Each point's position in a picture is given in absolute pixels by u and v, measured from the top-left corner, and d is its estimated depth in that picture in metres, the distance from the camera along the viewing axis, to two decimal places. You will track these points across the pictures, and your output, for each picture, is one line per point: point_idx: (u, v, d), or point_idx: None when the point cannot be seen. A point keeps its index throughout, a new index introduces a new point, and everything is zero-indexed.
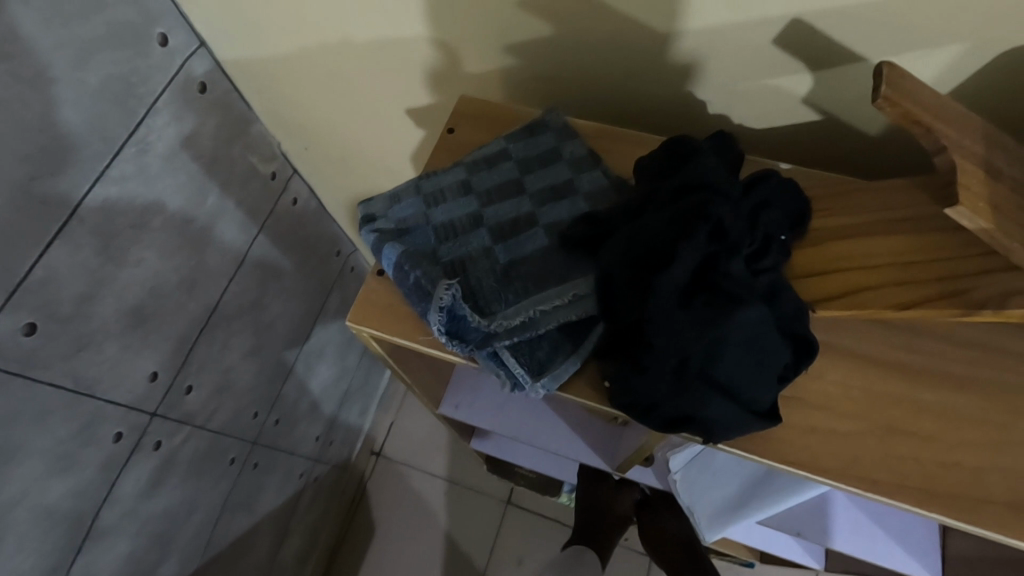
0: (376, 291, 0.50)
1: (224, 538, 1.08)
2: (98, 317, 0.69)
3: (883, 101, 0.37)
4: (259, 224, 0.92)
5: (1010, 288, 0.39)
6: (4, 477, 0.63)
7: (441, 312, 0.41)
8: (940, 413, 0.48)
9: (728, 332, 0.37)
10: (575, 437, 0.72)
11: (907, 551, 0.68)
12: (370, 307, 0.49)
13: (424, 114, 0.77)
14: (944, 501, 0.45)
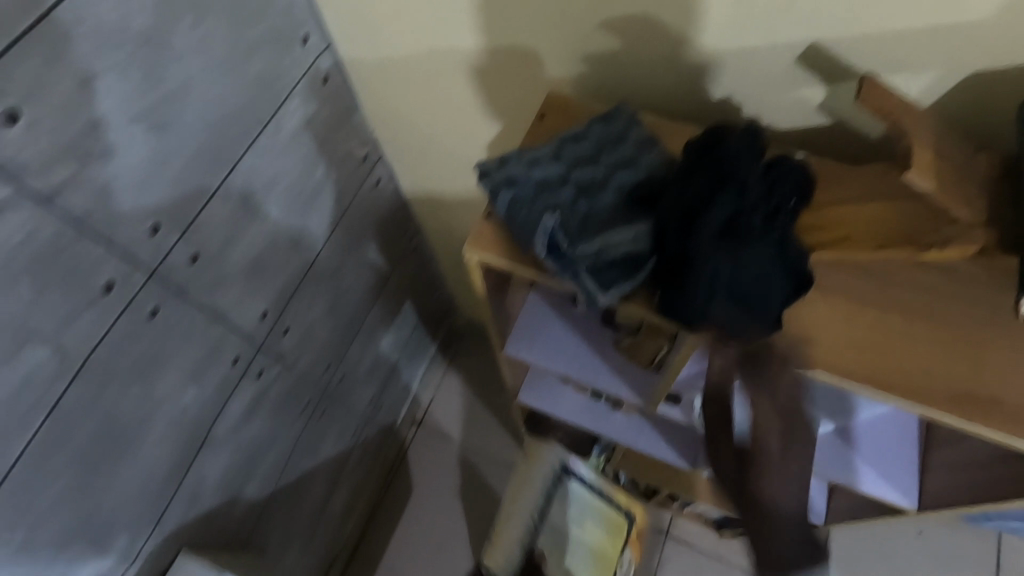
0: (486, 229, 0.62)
1: (295, 475, 1.20)
2: (235, 257, 0.84)
3: (865, 97, 0.57)
4: (349, 197, 1.08)
5: (948, 237, 0.60)
6: (157, 375, 0.77)
7: (546, 235, 0.55)
8: (901, 333, 0.60)
9: (746, 262, 0.51)
10: (617, 377, 0.80)
11: (890, 484, 0.79)
12: (481, 241, 0.61)
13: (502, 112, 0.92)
14: (896, 393, 0.58)
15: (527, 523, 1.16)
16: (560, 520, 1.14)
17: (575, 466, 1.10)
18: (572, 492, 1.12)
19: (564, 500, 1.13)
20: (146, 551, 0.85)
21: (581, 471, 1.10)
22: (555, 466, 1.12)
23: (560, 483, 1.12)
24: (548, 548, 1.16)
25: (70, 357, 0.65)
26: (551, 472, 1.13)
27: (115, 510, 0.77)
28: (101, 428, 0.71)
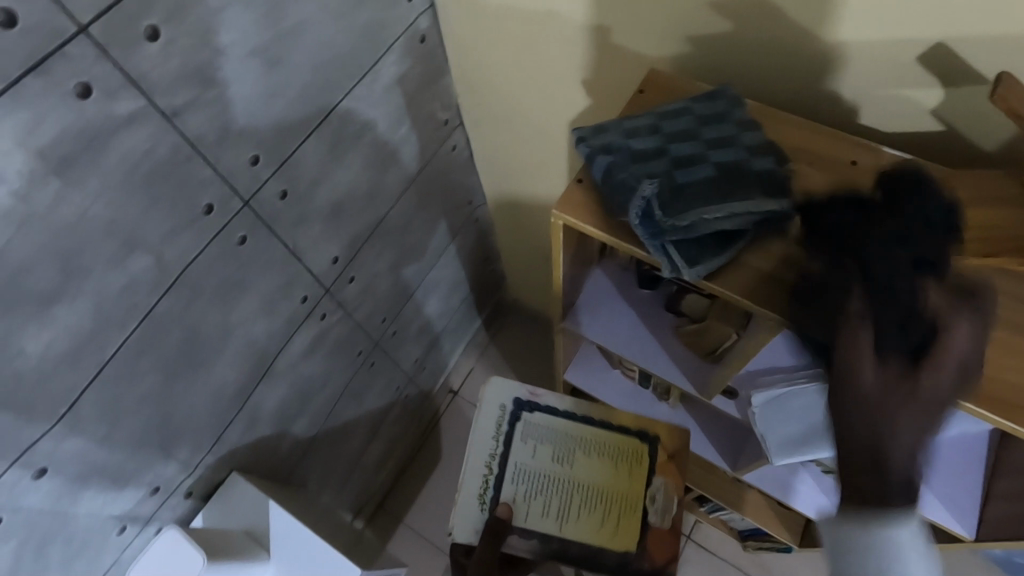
0: (576, 191, 0.59)
1: (338, 421, 1.24)
2: (318, 200, 0.88)
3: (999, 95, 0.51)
4: (426, 159, 1.10)
5: None
6: (235, 300, 0.82)
7: (641, 200, 0.52)
8: (986, 340, 0.55)
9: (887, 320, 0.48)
10: (672, 363, 0.79)
11: (947, 510, 0.78)
12: (567, 201, 0.59)
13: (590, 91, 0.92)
14: (982, 399, 0.53)
15: (484, 476, 0.96)
16: (521, 467, 0.96)
17: (536, 394, 0.99)
18: (534, 427, 0.98)
19: (523, 441, 0.97)
20: (203, 465, 0.89)
21: (544, 399, 0.99)
22: (506, 402, 0.99)
23: (515, 418, 0.98)
24: (515, 500, 0.95)
25: (166, 267, 0.69)
26: (503, 411, 0.98)
27: (183, 420, 0.82)
28: (181, 341, 0.75)
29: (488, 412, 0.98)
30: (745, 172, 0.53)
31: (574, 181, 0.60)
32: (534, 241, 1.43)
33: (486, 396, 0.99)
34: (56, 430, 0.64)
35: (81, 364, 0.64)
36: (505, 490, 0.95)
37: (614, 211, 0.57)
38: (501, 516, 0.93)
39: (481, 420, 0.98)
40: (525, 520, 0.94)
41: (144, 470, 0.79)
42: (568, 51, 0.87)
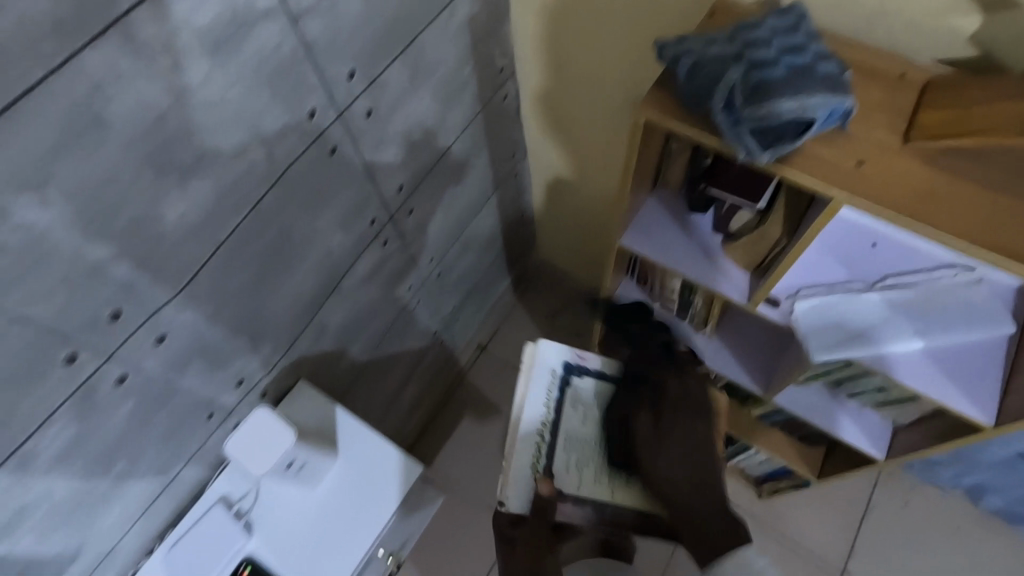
0: (660, 91, 0.67)
1: (385, 354, 1.31)
2: (393, 124, 0.95)
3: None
4: (481, 104, 1.16)
5: None
6: (322, 208, 0.88)
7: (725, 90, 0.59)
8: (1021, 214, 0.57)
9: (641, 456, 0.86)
10: (719, 275, 0.89)
11: (965, 398, 0.78)
12: (654, 98, 0.66)
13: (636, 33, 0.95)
14: (1010, 257, 0.55)
15: (536, 446, 0.89)
16: (577, 431, 0.92)
17: (583, 354, 0.95)
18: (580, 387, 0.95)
19: (574, 406, 0.93)
20: (278, 367, 0.97)
21: (590, 362, 0.95)
22: (555, 365, 0.94)
23: (565, 384, 0.94)
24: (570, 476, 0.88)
25: (275, 164, 0.76)
26: (551, 374, 0.93)
27: (269, 318, 0.89)
28: (277, 238, 0.83)
29: (535, 379, 0.92)
30: (816, 73, 0.60)
31: (657, 84, 0.67)
32: (565, 201, 1.49)
33: (529, 357, 0.93)
34: (177, 299, 0.72)
35: (203, 239, 0.71)
36: (557, 462, 0.89)
37: (695, 106, 0.64)
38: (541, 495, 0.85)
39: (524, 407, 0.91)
40: (579, 491, 0.87)
41: (234, 359, 0.86)
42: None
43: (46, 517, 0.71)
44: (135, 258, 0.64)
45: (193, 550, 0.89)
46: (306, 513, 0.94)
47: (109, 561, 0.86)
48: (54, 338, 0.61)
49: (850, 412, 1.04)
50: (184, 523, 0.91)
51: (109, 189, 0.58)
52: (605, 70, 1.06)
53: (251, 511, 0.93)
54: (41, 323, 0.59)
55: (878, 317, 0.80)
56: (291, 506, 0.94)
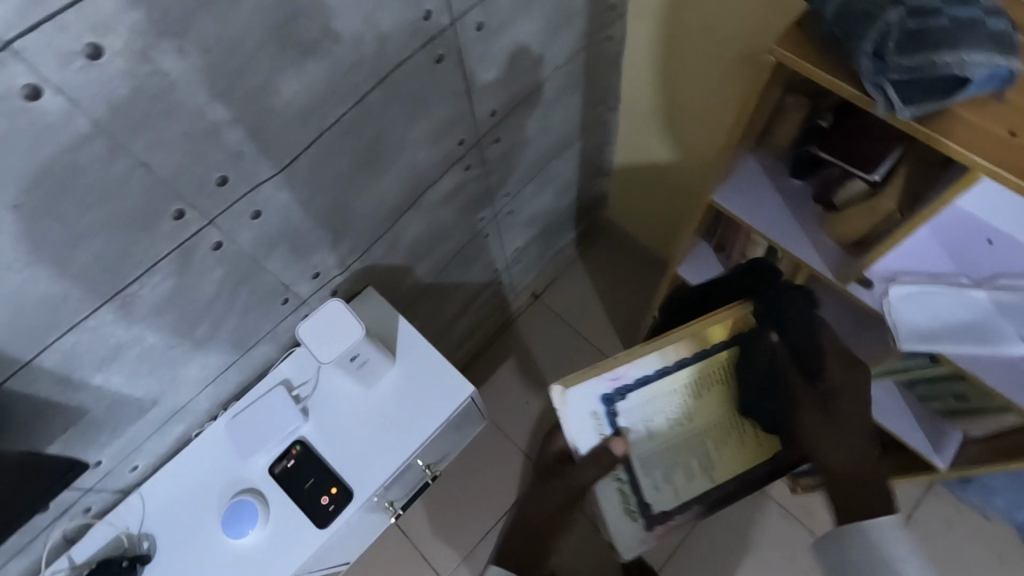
0: (799, 31, 0.64)
1: (447, 280, 1.32)
2: (499, 43, 0.93)
3: None
4: (587, 40, 1.12)
5: None
6: (417, 119, 0.88)
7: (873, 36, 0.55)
8: None
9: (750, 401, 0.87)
10: (813, 250, 0.85)
11: None
12: (790, 38, 0.63)
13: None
14: None
15: (619, 488, 0.96)
16: (649, 451, 0.88)
17: (620, 379, 0.81)
18: (631, 413, 0.84)
19: (635, 429, 0.85)
20: (351, 268, 1.00)
21: (630, 379, 0.82)
22: (598, 409, 0.83)
23: (612, 414, 0.84)
24: (661, 492, 0.90)
25: (385, 60, 0.76)
26: (595, 421, 0.83)
27: (351, 216, 0.91)
28: (374, 137, 0.83)
29: (580, 430, 0.83)
30: (987, 26, 0.54)
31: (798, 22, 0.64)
32: (650, 158, 1.43)
33: (563, 414, 0.82)
34: (277, 177, 0.74)
35: (308, 124, 0.73)
36: (641, 484, 0.90)
37: (836, 51, 0.61)
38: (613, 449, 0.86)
39: (582, 446, 0.85)
40: (679, 498, 0.90)
41: (315, 251, 0.90)
42: None
43: (137, 359, 0.77)
44: (248, 128, 0.67)
45: (250, 423, 0.94)
46: (359, 412, 0.97)
47: (180, 415, 0.92)
48: (169, 191, 0.65)
49: (917, 415, 1.00)
50: (249, 396, 0.98)
51: (236, 52, 0.60)
52: (720, 22, 0.98)
53: (308, 399, 0.98)
54: (161, 174, 0.63)
55: (980, 314, 0.75)
56: (344, 401, 0.98)
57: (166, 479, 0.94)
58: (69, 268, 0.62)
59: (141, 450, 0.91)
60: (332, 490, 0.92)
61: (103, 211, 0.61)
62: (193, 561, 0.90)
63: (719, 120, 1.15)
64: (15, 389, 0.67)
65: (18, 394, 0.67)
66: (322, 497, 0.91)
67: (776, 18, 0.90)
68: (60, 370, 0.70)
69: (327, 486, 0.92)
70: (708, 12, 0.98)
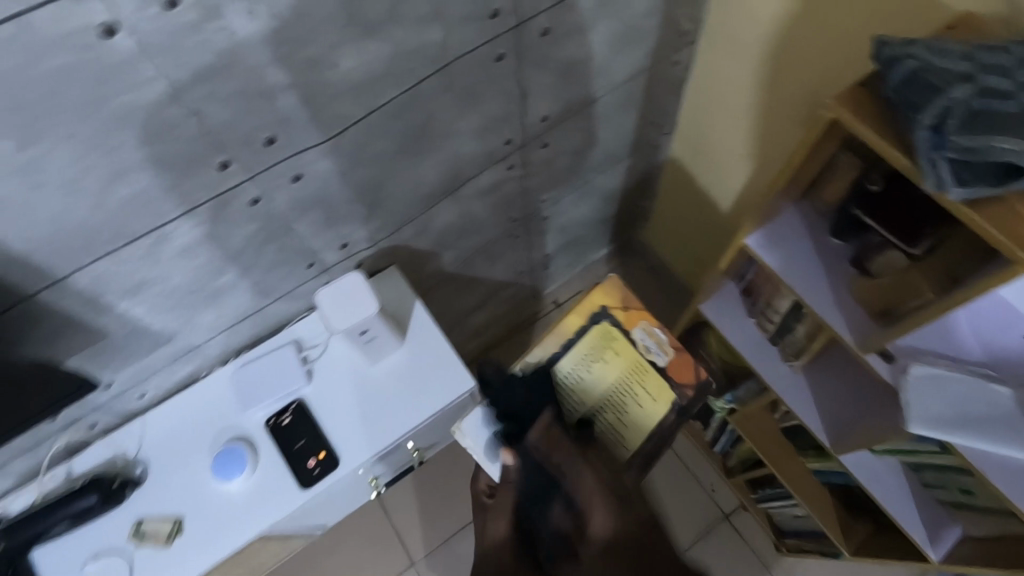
0: (860, 93, 0.63)
1: (471, 272, 1.33)
2: (562, 52, 0.93)
3: None
4: (651, 62, 1.11)
5: None
6: (467, 112, 0.89)
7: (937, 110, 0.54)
8: None
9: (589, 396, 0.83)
10: (838, 312, 0.83)
11: None
12: (851, 98, 0.62)
13: (836, 45, 0.86)
14: None
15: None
16: None
17: None
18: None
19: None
20: (379, 244, 1.02)
21: (515, 389, 0.87)
22: (500, 426, 0.85)
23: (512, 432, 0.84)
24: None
25: (446, 51, 0.77)
26: (494, 433, 0.84)
27: (386, 195, 0.92)
28: (421, 122, 0.85)
29: (487, 445, 0.84)
30: None
31: (861, 82, 0.63)
32: (696, 186, 1.40)
33: (470, 444, 0.85)
34: (322, 146, 0.76)
35: (361, 101, 0.75)
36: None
37: (897, 119, 0.60)
38: (506, 463, 0.80)
39: (496, 469, 0.84)
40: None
41: (347, 222, 0.92)
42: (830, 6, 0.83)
43: (160, 295, 0.81)
44: (302, 95, 0.69)
45: (257, 374, 0.98)
46: (359, 384, 0.99)
47: (192, 355, 0.96)
48: (217, 143, 0.67)
49: (918, 500, 0.96)
50: (261, 348, 1.01)
51: (303, 21, 0.62)
52: (789, 67, 0.96)
53: (315, 361, 1.00)
54: (214, 124, 0.65)
55: (1002, 412, 0.71)
56: (348, 371, 1.00)
57: (170, 412, 0.98)
58: (115, 198, 0.65)
59: (151, 381, 0.95)
60: (320, 454, 0.94)
61: (154, 150, 0.63)
62: (178, 496, 0.93)
63: (771, 162, 1.12)
64: (47, 300, 0.71)
65: (47, 308, 0.71)
66: (310, 458, 0.94)
67: (848, 72, 0.87)
68: (89, 292, 0.73)
69: (316, 449, 0.94)
70: (777, 58, 0.97)
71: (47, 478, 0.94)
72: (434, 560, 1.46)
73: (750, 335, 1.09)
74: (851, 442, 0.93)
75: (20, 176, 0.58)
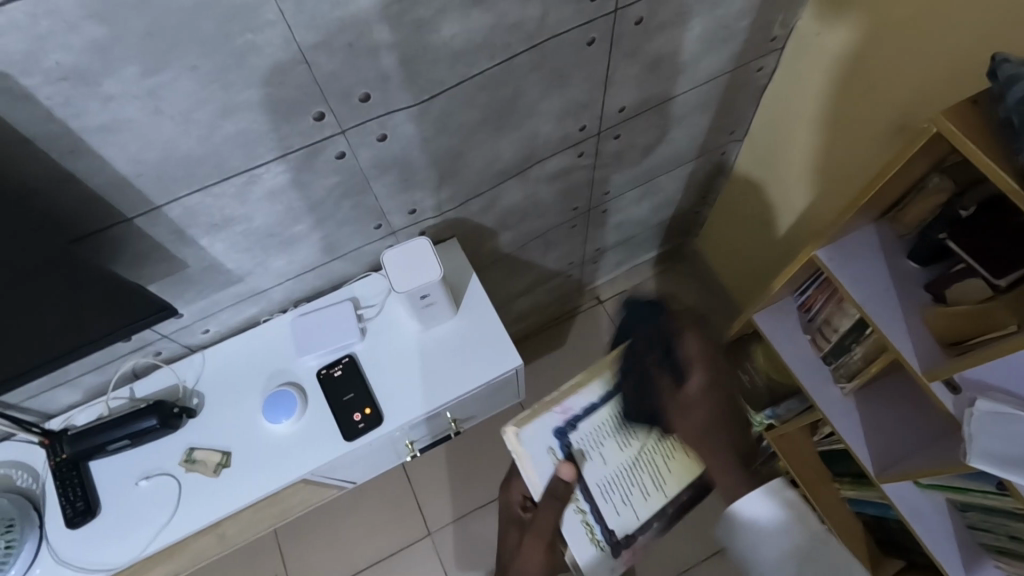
0: (968, 111, 0.62)
1: (525, 256, 1.35)
2: (652, 43, 0.93)
3: None
4: (735, 65, 1.09)
5: None
6: (550, 94, 0.90)
7: None
8: None
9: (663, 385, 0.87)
10: (906, 335, 0.81)
11: None
12: (959, 115, 0.61)
13: (938, 68, 0.83)
14: None
15: (585, 523, 0.85)
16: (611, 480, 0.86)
17: (567, 411, 0.89)
18: (584, 440, 0.87)
19: (590, 458, 0.87)
20: (445, 215, 1.04)
21: (575, 410, 0.89)
22: (554, 445, 0.88)
23: (568, 449, 0.88)
24: (627, 517, 0.85)
25: (542, 29, 0.78)
26: (551, 456, 0.88)
27: (460, 167, 0.94)
28: (505, 98, 0.86)
29: (537, 464, 0.88)
30: None
31: (970, 101, 0.62)
32: (760, 197, 1.37)
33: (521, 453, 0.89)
34: (410, 110, 0.78)
35: (453, 70, 0.76)
36: (604, 513, 0.85)
37: (1006, 140, 0.58)
38: (558, 476, 0.86)
39: (541, 483, 0.88)
40: (641, 518, 0.84)
41: (419, 188, 0.94)
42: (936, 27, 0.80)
43: (239, 235, 0.84)
44: (402, 57, 0.71)
45: (314, 325, 1.01)
46: (409, 348, 1.01)
47: (257, 298, 1.00)
48: (317, 93, 0.70)
49: (960, 541, 0.93)
50: (320, 302, 1.04)
51: None
52: (881, 85, 0.93)
53: (370, 321, 1.03)
54: (317, 75, 0.68)
55: None
56: (401, 333, 1.02)
57: (229, 351, 1.03)
58: (216, 136, 0.69)
59: (216, 318, 0.99)
60: (365, 410, 0.97)
61: (262, 94, 0.67)
62: (227, 430, 0.97)
63: (846, 178, 1.09)
64: (140, 225, 0.75)
65: (141, 232, 0.76)
66: (355, 413, 0.97)
67: (945, 91, 0.84)
68: (178, 223, 0.77)
69: (361, 405, 0.97)
70: (870, 75, 0.94)
71: (112, 397, 1.00)
72: (450, 534, 1.48)
73: (804, 353, 1.07)
74: (899, 471, 0.90)
75: (141, 101, 0.62)
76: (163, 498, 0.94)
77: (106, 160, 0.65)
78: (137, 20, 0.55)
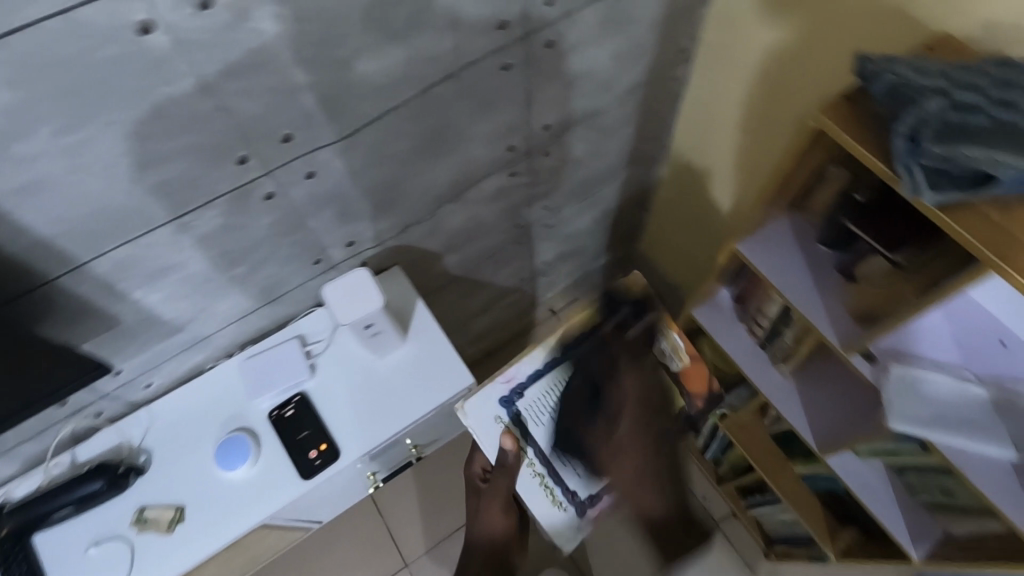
0: (846, 105, 0.68)
1: (475, 276, 1.37)
2: (567, 64, 0.98)
3: None
4: (650, 76, 1.15)
5: None
6: (474, 119, 0.93)
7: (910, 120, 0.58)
8: None
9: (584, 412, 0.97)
10: (825, 315, 0.87)
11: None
12: (837, 109, 0.67)
13: (828, 65, 0.90)
14: None
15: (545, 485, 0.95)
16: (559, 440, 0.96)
17: (512, 380, 0.95)
18: (533, 406, 0.95)
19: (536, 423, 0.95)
20: (386, 244, 1.05)
21: (520, 377, 0.96)
22: (500, 412, 0.95)
23: (516, 416, 0.95)
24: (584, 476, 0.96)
25: (458, 58, 0.81)
26: (498, 423, 0.95)
27: (394, 197, 0.96)
28: (431, 126, 0.89)
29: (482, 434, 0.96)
30: None
31: (847, 96, 0.68)
32: (691, 197, 1.44)
33: (470, 427, 0.95)
34: (336, 145, 0.80)
35: (375, 105, 0.79)
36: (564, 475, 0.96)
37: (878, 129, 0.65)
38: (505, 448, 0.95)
39: (491, 452, 0.96)
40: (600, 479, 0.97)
41: (356, 219, 0.95)
42: (821, 30, 0.88)
43: (175, 284, 0.83)
44: (320, 96, 0.73)
45: (263, 367, 1.00)
46: (362, 378, 1.02)
47: (202, 345, 0.98)
48: (239, 138, 0.71)
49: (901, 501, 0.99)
50: (268, 342, 1.03)
51: (326, 25, 0.66)
52: (781, 85, 1.01)
53: (319, 356, 1.03)
54: (236, 121, 0.69)
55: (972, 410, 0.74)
56: (352, 365, 1.02)
57: (176, 403, 1.01)
58: (138, 189, 0.69)
59: (159, 370, 0.97)
60: (321, 446, 0.96)
61: (180, 144, 0.67)
62: (180, 485, 0.95)
63: (763, 172, 1.16)
64: (67, 285, 0.73)
65: (68, 292, 0.74)
66: (312, 450, 0.96)
67: (834, 86, 0.91)
68: (107, 279, 0.76)
69: (318, 441, 0.97)
70: (771, 77, 1.02)
71: (53, 464, 0.96)
72: (428, 561, 1.47)
73: (744, 342, 1.13)
74: (839, 442, 0.96)
75: (57, 161, 0.61)
76: (116, 563, 0.91)
77: (25, 223, 0.64)
78: (43, 83, 0.55)
